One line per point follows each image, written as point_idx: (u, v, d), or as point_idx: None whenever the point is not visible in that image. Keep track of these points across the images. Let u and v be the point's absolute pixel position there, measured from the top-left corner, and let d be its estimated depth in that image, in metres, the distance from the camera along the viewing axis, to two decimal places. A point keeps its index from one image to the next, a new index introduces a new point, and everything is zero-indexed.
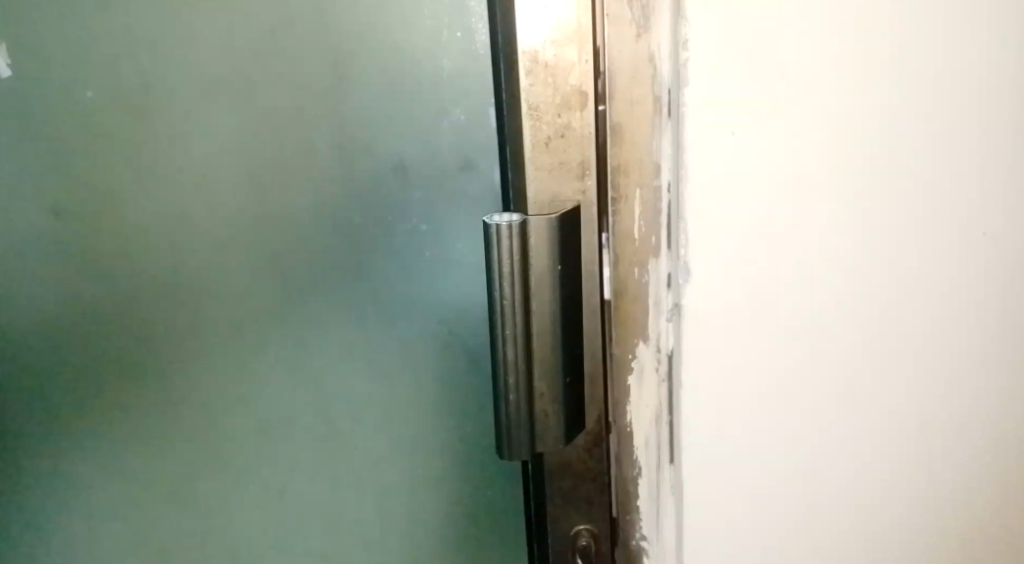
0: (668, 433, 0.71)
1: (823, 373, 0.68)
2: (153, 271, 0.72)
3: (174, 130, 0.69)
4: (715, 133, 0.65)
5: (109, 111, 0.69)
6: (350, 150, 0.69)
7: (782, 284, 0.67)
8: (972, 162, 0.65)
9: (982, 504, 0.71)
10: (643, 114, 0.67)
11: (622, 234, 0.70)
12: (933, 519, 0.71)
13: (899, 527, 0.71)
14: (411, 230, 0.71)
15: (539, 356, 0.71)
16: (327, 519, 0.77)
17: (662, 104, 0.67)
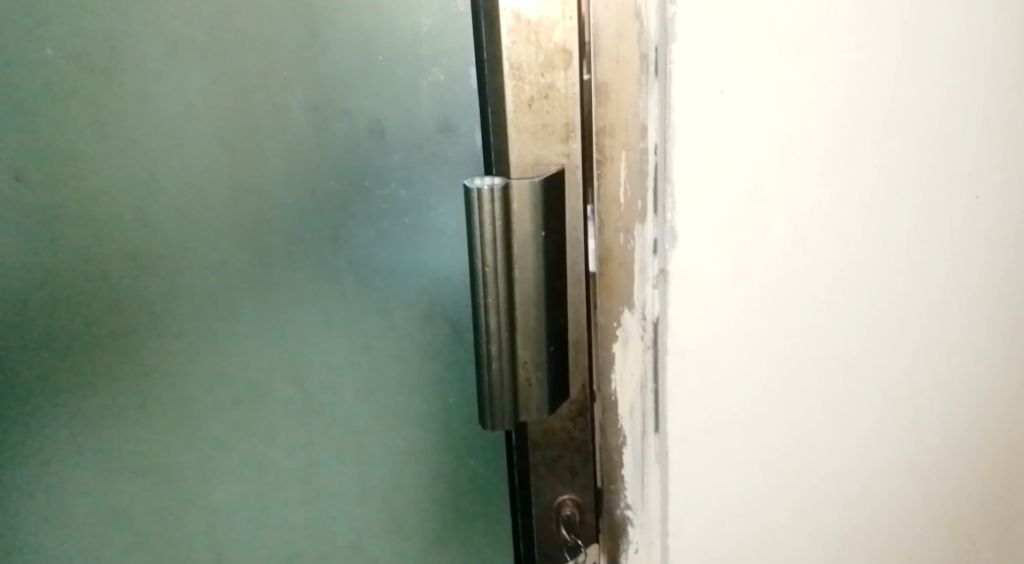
0: (653, 401, 0.70)
1: (808, 340, 0.66)
2: (144, 227, 0.74)
3: (146, 94, 0.71)
4: (704, 93, 0.61)
5: (97, 68, 0.70)
6: (324, 113, 0.71)
7: (774, 250, 0.64)
8: (963, 124, 0.64)
9: (966, 472, 0.71)
10: (628, 72, 0.65)
11: (606, 199, 0.68)
12: (920, 489, 0.71)
13: (883, 496, 0.70)
14: (390, 195, 0.73)
15: (522, 324, 0.70)
16: (320, 469, 0.80)
17: (649, 62, 0.64)
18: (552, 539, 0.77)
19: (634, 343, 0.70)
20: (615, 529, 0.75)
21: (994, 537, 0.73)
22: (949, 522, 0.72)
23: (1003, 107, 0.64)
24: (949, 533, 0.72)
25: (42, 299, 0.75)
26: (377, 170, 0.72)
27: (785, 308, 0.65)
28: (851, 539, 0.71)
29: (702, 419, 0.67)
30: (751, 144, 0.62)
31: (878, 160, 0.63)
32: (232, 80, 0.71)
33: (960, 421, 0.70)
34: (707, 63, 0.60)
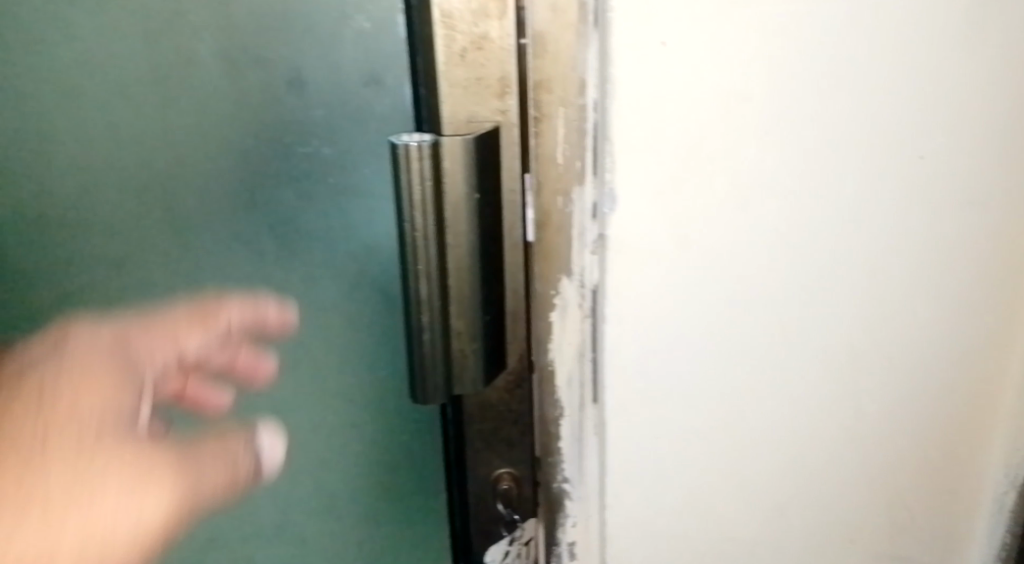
0: (591, 372, 0.66)
1: (750, 307, 0.63)
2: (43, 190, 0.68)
3: (40, 38, 0.64)
4: (644, 44, 0.55)
5: None
6: (238, 63, 0.65)
7: (713, 215, 0.60)
8: (927, 79, 0.58)
9: (911, 445, 0.68)
10: (565, 21, 0.59)
11: (543, 159, 0.63)
12: (860, 459, 0.69)
13: (822, 466, 0.69)
14: (312, 153, 0.67)
15: (456, 292, 0.66)
16: None
17: (586, 10, 0.57)
18: (489, 511, 0.78)
19: (573, 312, 0.66)
20: (552, 503, 0.74)
21: (936, 510, 0.71)
22: (889, 493, 0.70)
23: (974, 59, 0.57)
24: (888, 504, 0.70)
25: None
26: (298, 126, 0.67)
27: (725, 274, 0.62)
28: (788, 507, 0.70)
29: (639, 388, 0.65)
30: (696, 102, 0.57)
31: (835, 120, 0.58)
32: (133, 29, 0.64)
33: (910, 391, 0.67)
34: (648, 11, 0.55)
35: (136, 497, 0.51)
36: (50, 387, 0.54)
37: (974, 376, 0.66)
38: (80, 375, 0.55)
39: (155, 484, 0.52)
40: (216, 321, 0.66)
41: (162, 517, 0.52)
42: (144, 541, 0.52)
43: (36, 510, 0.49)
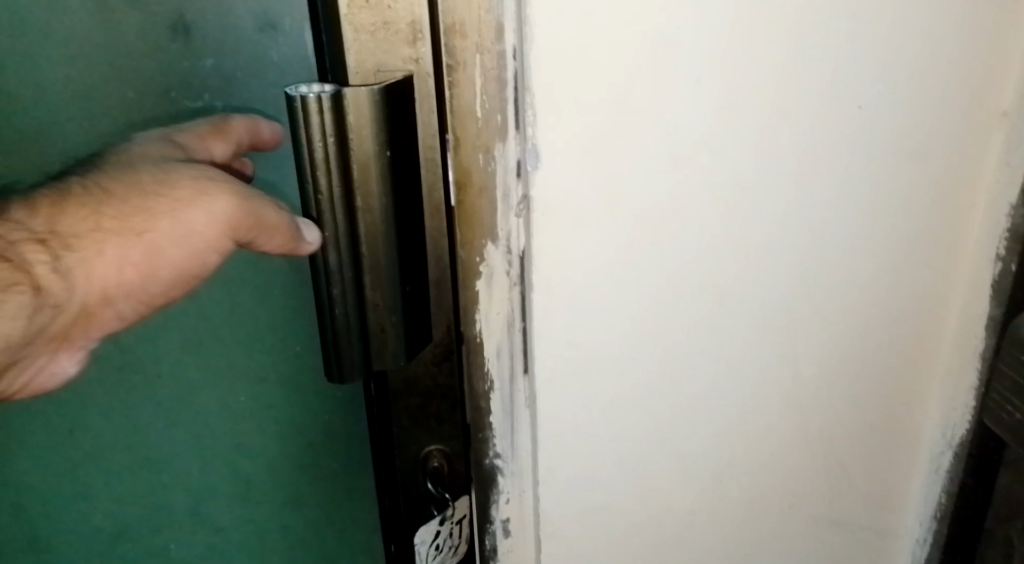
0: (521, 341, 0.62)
1: (688, 270, 0.58)
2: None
3: None
4: None
5: None
6: (111, 5, 0.57)
7: (649, 170, 0.54)
8: (873, 16, 0.53)
9: (849, 405, 0.65)
10: None
11: (462, 113, 0.58)
12: (797, 423, 0.66)
13: (759, 432, 0.65)
14: (205, 108, 0.61)
15: (370, 260, 0.60)
16: (147, 408, 0.73)
17: None
18: (417, 493, 0.71)
19: (500, 278, 0.62)
20: (485, 481, 0.69)
21: (875, 469, 0.69)
22: (830, 454, 0.67)
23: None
24: (827, 466, 0.68)
25: None
26: (185, 77, 0.60)
27: (659, 234, 0.56)
28: (726, 476, 0.67)
29: (569, 358, 0.60)
30: (624, 47, 0.50)
31: (778, 69, 0.53)
32: None
33: (852, 351, 0.63)
34: None
35: (206, 201, 0.54)
36: (125, 167, 0.55)
37: (914, 332, 0.63)
38: (127, 164, 0.55)
39: (217, 185, 0.55)
40: (235, 161, 0.61)
41: (234, 217, 0.55)
42: (215, 240, 0.55)
43: (136, 234, 0.54)
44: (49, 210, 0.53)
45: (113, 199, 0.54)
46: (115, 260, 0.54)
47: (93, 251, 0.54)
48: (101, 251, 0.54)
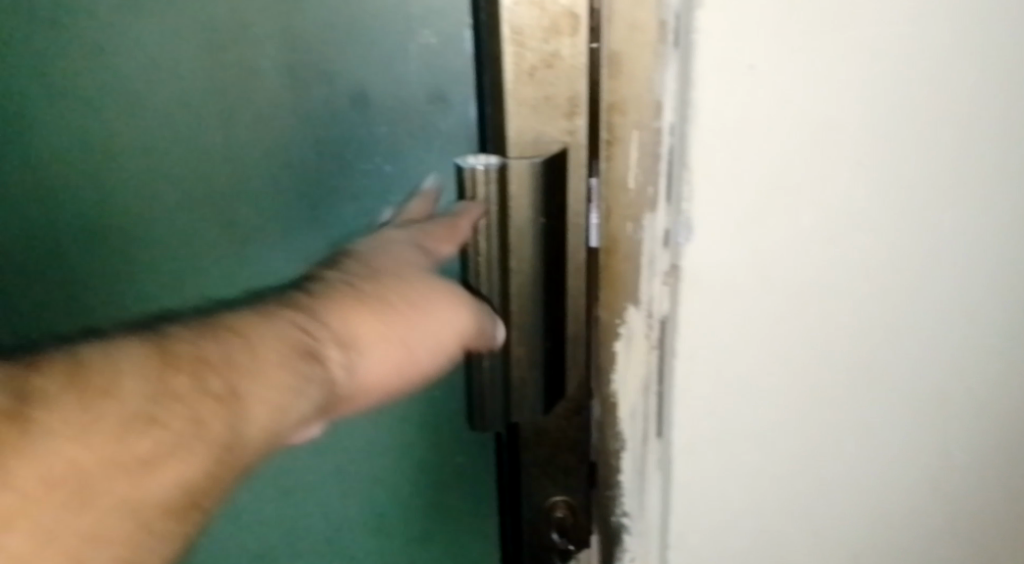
0: (656, 404, 0.65)
1: (834, 346, 0.59)
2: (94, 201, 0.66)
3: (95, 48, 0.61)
4: (730, 67, 0.50)
5: (38, 16, 0.60)
6: (302, 76, 0.62)
7: (800, 248, 0.55)
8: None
9: (993, 491, 0.65)
10: (644, 41, 0.56)
11: (612, 182, 0.61)
12: (938, 507, 0.65)
13: (900, 513, 0.65)
14: (374, 171, 0.66)
15: (517, 319, 0.65)
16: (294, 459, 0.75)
17: (667, 31, 0.55)
18: (541, 538, 0.76)
19: (639, 341, 0.65)
20: (610, 536, 0.73)
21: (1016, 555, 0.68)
22: (970, 539, 0.67)
23: None
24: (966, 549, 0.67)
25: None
26: (361, 142, 0.65)
27: (807, 310, 0.57)
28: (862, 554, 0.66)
29: (709, 426, 0.61)
30: (784, 131, 0.52)
31: (932, 150, 0.54)
32: (199, 39, 0.61)
33: (987, 435, 0.63)
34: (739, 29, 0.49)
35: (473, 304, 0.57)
36: (376, 263, 0.55)
37: None
38: (385, 261, 0.55)
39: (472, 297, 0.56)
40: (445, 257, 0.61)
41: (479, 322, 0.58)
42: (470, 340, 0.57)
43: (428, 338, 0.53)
44: (320, 295, 0.51)
45: (386, 288, 0.53)
46: (384, 353, 0.51)
47: (370, 350, 0.50)
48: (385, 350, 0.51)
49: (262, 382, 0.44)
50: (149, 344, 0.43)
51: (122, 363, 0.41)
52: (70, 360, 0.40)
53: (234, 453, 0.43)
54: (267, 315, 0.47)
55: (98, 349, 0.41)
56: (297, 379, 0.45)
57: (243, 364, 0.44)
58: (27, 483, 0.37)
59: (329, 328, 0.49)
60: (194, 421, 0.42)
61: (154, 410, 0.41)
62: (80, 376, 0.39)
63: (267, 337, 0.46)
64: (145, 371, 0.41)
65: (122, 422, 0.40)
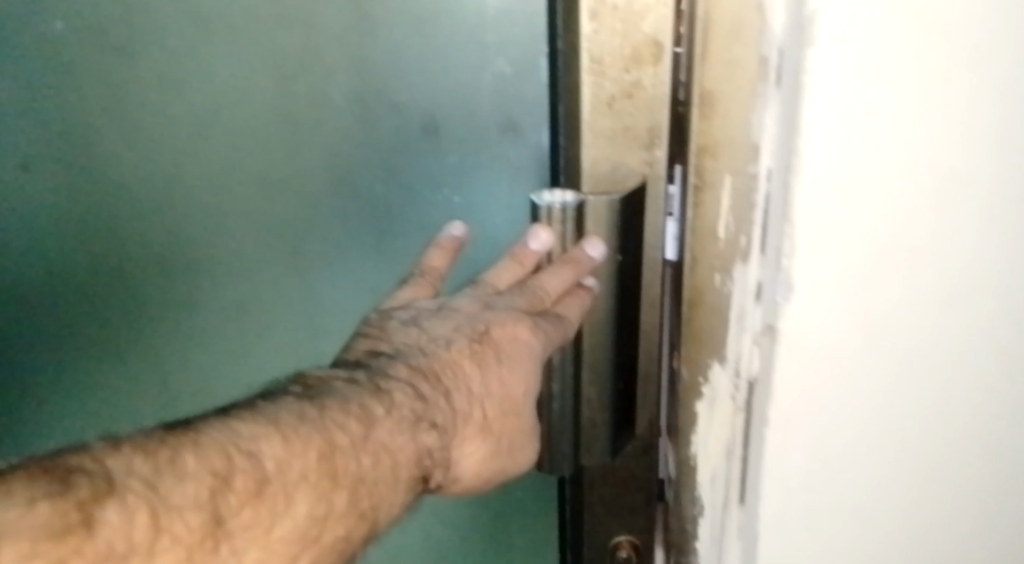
0: (740, 473, 0.51)
1: (957, 437, 0.48)
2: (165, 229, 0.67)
3: (167, 72, 0.60)
4: (848, 99, 0.39)
5: (116, 42, 0.60)
6: (371, 106, 0.60)
7: (923, 322, 0.44)
8: None
9: None
10: (743, 76, 0.47)
11: (701, 230, 0.54)
12: None
13: None
14: (442, 202, 0.63)
15: (590, 359, 0.62)
16: None
17: (768, 69, 0.44)
18: None
19: (723, 402, 0.54)
20: None
21: None
22: None
23: None
24: None
25: (67, 278, 0.69)
26: (430, 173, 0.62)
27: (928, 397, 0.46)
28: None
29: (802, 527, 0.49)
30: (913, 171, 0.41)
31: None
32: (267, 70, 0.60)
33: None
34: (860, 54, 0.38)
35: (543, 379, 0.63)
36: (501, 348, 0.56)
37: None
38: (505, 339, 0.56)
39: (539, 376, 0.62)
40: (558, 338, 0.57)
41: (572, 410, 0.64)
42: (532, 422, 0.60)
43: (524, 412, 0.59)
44: (451, 390, 0.53)
45: (499, 396, 0.56)
46: (481, 459, 0.56)
47: (468, 430, 0.54)
48: (478, 434, 0.55)
49: (396, 495, 0.48)
50: (317, 444, 0.45)
51: (298, 474, 0.44)
52: (260, 474, 0.42)
53: (368, 517, 0.47)
54: (414, 420, 0.50)
55: (280, 455, 0.43)
56: (415, 490, 0.50)
57: (387, 480, 0.48)
58: None
59: (452, 432, 0.53)
60: (345, 530, 0.46)
61: (318, 523, 0.44)
62: (261, 491, 0.42)
63: (411, 451, 0.49)
64: (317, 488, 0.44)
65: (294, 534, 0.43)
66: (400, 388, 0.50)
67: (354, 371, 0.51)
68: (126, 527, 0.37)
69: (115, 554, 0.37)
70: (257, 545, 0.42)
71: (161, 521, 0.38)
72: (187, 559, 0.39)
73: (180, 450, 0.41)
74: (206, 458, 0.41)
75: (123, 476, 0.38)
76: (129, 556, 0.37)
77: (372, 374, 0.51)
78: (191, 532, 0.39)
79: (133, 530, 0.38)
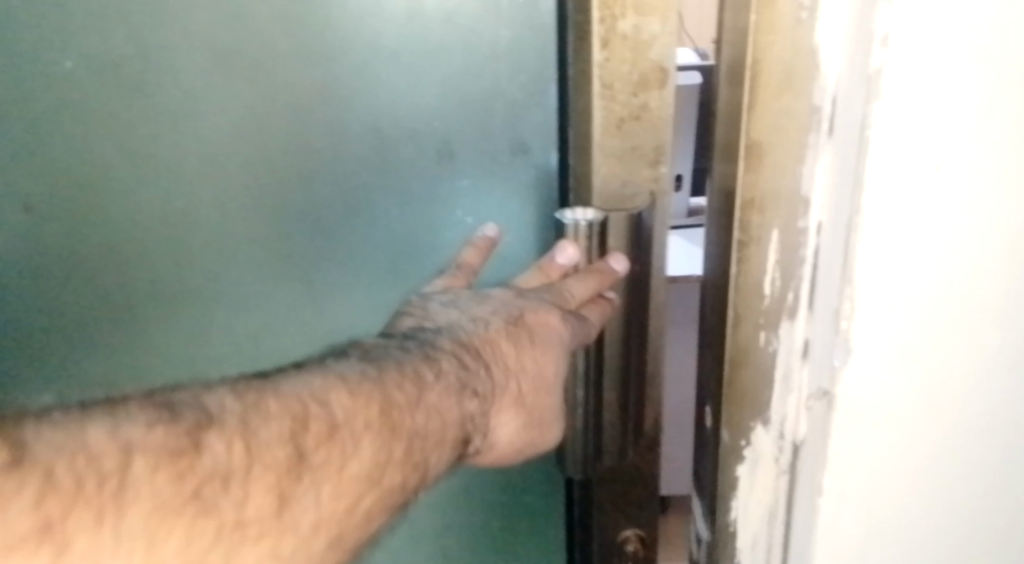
0: (784, 536, 0.55)
1: (997, 477, 0.51)
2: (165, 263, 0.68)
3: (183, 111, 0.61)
4: (907, 171, 0.43)
5: (131, 83, 0.60)
6: (387, 136, 0.63)
7: (970, 376, 0.48)
8: None
9: None
10: (793, 132, 0.47)
11: (744, 288, 0.52)
12: None
13: None
14: (456, 223, 0.66)
15: (610, 366, 0.66)
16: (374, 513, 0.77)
17: (822, 118, 0.46)
18: None
19: (767, 465, 0.55)
20: None
21: None
22: None
23: None
24: None
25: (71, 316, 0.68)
26: (444, 197, 0.65)
27: (974, 443, 0.50)
28: None
29: None
30: (951, 233, 0.44)
31: None
32: (283, 105, 0.62)
33: None
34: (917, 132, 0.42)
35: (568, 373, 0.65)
36: (535, 330, 0.57)
37: None
38: (538, 322, 0.57)
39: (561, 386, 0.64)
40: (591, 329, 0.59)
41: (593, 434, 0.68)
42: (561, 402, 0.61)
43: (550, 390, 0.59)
44: (490, 364, 0.55)
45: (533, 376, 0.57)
46: (515, 430, 0.57)
47: (510, 395, 0.56)
48: (517, 400, 0.56)
49: (443, 450, 0.51)
50: (377, 399, 0.47)
51: (362, 425, 0.46)
52: (330, 419, 0.45)
53: (418, 469, 0.49)
54: (459, 386, 0.52)
55: (347, 405, 0.46)
56: (457, 449, 0.52)
57: (437, 438, 0.50)
58: (301, 521, 0.43)
59: (492, 399, 0.55)
60: (400, 479, 0.48)
61: (379, 468, 0.46)
62: (333, 433, 0.45)
63: (456, 411, 0.51)
64: (378, 438, 0.46)
65: (363, 472, 0.46)
66: (447, 357, 0.52)
67: (403, 339, 0.53)
68: (224, 449, 0.41)
69: (216, 474, 0.41)
70: (329, 480, 0.44)
71: (252, 451, 0.42)
72: (275, 486, 0.42)
73: (263, 390, 0.44)
74: (287, 403, 0.44)
75: (217, 410, 0.42)
76: (229, 475, 0.41)
77: (422, 343, 0.53)
78: (277, 462, 0.42)
79: (224, 456, 0.41)
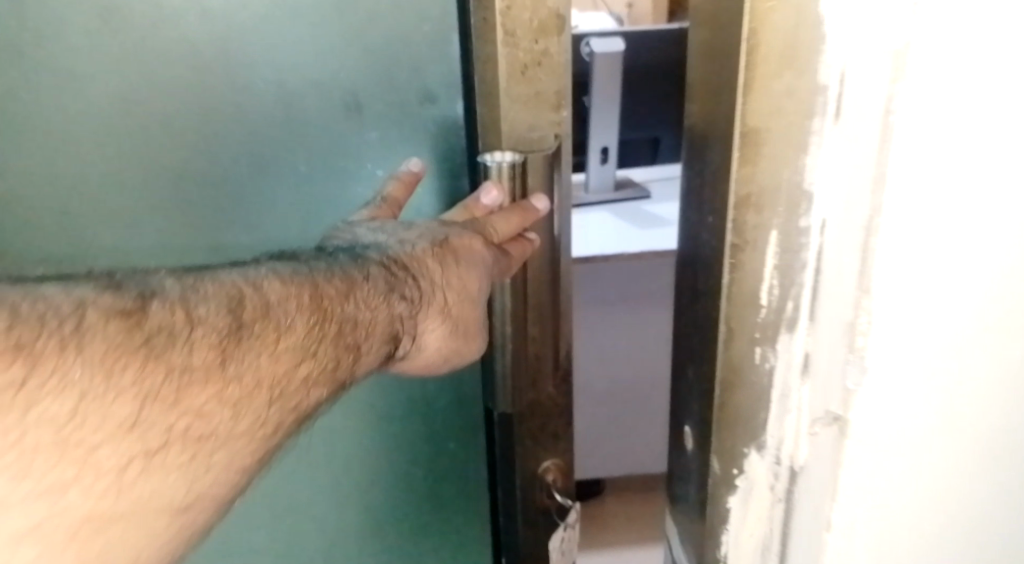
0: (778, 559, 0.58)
1: (998, 477, 0.55)
2: (67, 207, 0.72)
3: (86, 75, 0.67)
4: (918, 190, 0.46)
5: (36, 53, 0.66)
6: (292, 90, 0.69)
7: (972, 389, 0.51)
8: None
9: None
10: (790, 120, 0.47)
11: (738, 299, 0.51)
12: None
13: None
14: (368, 174, 0.72)
15: (533, 303, 0.71)
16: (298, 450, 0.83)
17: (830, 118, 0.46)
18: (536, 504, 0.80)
19: (759, 496, 0.57)
20: None
21: None
22: None
23: None
24: None
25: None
26: (355, 147, 0.71)
27: (979, 447, 0.53)
28: None
29: None
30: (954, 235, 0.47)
31: None
32: (180, 59, 0.67)
33: None
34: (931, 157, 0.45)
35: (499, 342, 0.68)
36: (459, 252, 0.62)
37: None
38: (462, 245, 0.63)
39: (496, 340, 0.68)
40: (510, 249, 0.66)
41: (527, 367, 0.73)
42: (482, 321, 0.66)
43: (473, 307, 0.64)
44: (418, 276, 0.60)
45: (459, 291, 0.62)
46: (443, 336, 0.62)
47: (436, 302, 0.61)
48: (443, 306, 0.62)
49: (373, 341, 0.56)
50: (308, 290, 0.53)
51: (294, 307, 0.52)
52: (263, 300, 0.51)
53: (349, 359, 0.55)
54: (388, 289, 0.58)
55: (279, 291, 0.52)
56: (386, 346, 0.58)
57: (367, 328, 0.56)
58: (246, 375, 0.48)
59: (420, 305, 0.60)
60: (333, 359, 0.53)
61: (314, 344, 0.52)
62: (268, 313, 0.50)
63: (384, 310, 0.57)
64: (309, 318, 0.52)
65: (297, 347, 0.51)
66: (376, 264, 0.59)
67: (335, 251, 0.60)
68: (169, 316, 0.46)
69: (162, 332, 0.45)
70: (266, 350, 0.49)
71: (193, 319, 0.47)
72: (218, 347, 0.47)
73: (204, 278, 0.50)
74: (223, 288, 0.50)
75: (162, 289, 0.47)
76: (173, 335, 0.46)
77: (353, 253, 0.59)
78: (218, 327, 0.48)
79: (171, 319, 0.46)
